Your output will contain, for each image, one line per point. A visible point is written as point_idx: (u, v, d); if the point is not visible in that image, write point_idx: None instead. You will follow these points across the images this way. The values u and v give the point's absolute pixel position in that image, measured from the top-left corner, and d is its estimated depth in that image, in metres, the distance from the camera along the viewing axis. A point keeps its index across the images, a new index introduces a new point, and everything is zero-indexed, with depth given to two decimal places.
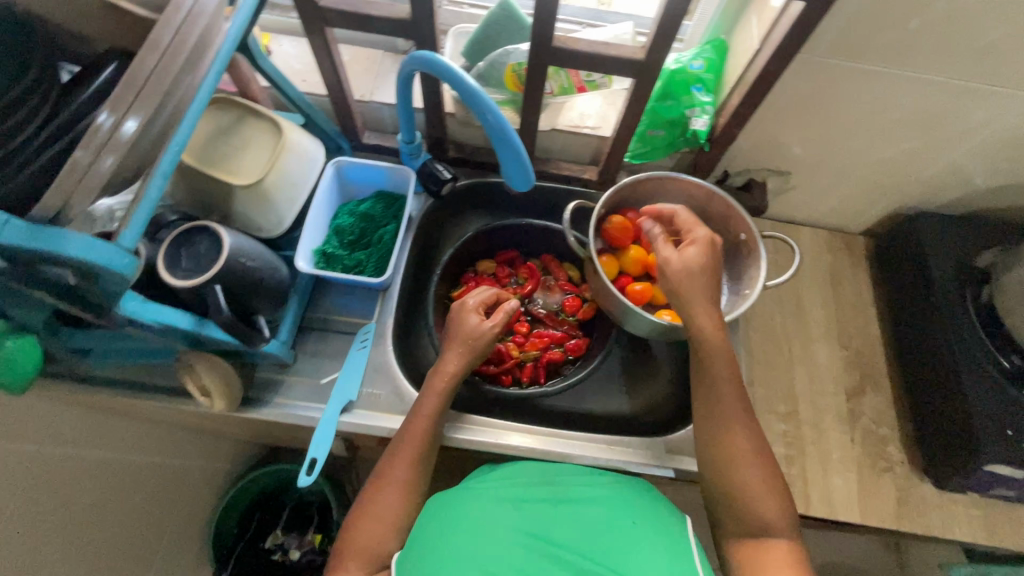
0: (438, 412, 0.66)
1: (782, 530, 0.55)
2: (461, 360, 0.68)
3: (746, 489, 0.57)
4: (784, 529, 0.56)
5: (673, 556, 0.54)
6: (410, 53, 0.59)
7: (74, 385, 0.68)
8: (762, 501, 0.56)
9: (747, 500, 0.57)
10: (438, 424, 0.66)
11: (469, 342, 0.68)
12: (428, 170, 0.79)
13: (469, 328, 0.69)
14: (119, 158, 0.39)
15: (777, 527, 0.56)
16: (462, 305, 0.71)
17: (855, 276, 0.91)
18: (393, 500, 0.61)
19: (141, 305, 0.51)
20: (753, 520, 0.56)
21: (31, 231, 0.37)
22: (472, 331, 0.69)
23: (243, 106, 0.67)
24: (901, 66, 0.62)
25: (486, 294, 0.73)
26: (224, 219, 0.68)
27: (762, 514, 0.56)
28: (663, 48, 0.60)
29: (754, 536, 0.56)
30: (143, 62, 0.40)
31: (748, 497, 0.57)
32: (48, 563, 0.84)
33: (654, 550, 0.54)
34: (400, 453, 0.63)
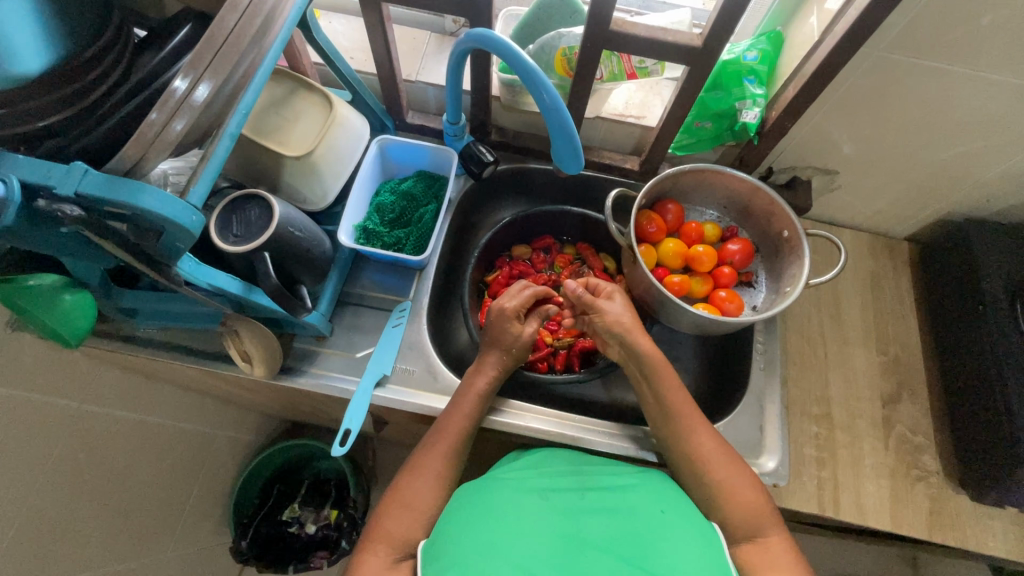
0: (471, 405, 0.67)
1: (772, 525, 0.57)
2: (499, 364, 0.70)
3: (730, 490, 0.59)
4: (772, 525, 0.57)
5: (706, 547, 0.54)
6: (466, 31, 0.59)
7: (117, 343, 0.70)
8: (749, 499, 0.59)
9: (735, 500, 0.59)
10: (469, 404, 0.67)
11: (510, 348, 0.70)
12: (471, 151, 0.77)
13: (507, 334, 0.70)
14: (190, 121, 0.39)
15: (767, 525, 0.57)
16: (500, 309, 0.71)
17: (897, 281, 0.89)
18: (424, 486, 0.61)
19: (197, 267, 0.52)
20: (744, 520, 0.58)
21: (112, 181, 0.38)
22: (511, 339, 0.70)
23: (297, 79, 0.68)
24: (968, 64, 0.61)
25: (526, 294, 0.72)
26: (272, 189, 0.69)
27: (754, 512, 0.58)
28: (722, 36, 0.59)
29: (756, 539, 0.57)
30: (223, 21, 0.40)
31: (734, 498, 0.59)
32: (82, 517, 0.87)
33: (686, 539, 0.54)
34: (439, 438, 0.64)
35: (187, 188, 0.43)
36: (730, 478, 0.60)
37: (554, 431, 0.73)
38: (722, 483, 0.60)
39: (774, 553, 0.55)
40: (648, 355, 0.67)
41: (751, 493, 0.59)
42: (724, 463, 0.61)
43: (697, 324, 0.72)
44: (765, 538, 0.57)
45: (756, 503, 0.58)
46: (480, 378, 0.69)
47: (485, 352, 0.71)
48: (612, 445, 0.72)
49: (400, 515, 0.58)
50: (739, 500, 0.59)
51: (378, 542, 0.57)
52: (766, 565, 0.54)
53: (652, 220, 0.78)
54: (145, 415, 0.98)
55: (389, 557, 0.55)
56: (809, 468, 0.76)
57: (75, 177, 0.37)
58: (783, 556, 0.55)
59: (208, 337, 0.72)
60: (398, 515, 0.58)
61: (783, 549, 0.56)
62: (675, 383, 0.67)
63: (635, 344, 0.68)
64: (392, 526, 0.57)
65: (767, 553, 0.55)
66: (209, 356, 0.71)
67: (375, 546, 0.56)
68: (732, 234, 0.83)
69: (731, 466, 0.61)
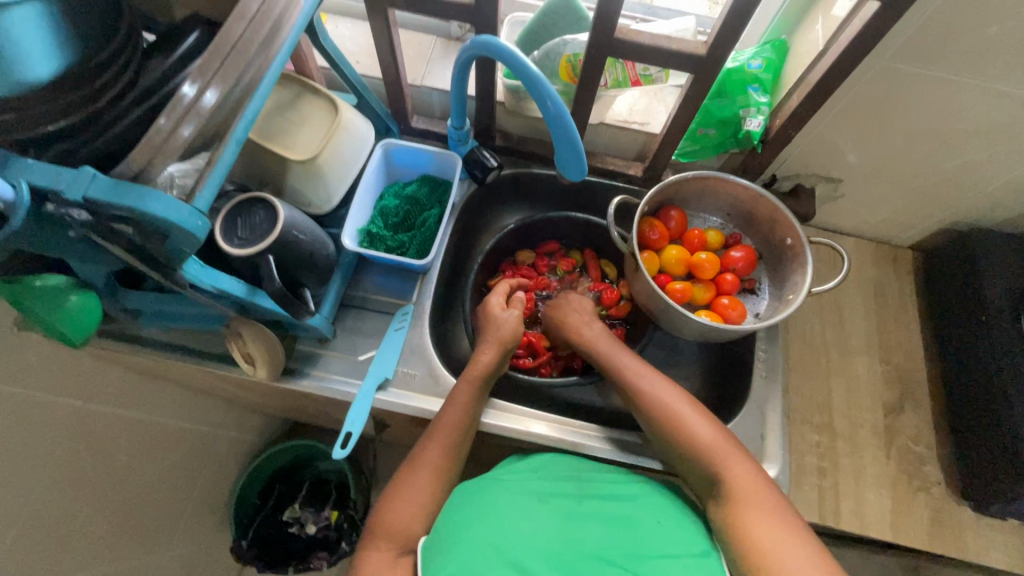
0: (473, 400, 0.67)
1: (730, 457, 0.58)
2: (494, 352, 0.70)
3: (684, 432, 0.61)
4: (729, 458, 0.58)
5: (702, 557, 0.55)
6: (472, 37, 0.59)
7: (122, 344, 0.70)
8: (702, 436, 0.60)
9: (690, 441, 0.60)
10: (472, 410, 0.67)
11: (501, 335, 0.71)
12: (475, 157, 0.78)
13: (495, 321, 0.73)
14: (197, 127, 0.39)
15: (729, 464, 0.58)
16: (487, 302, 0.76)
17: (900, 290, 0.89)
18: (423, 481, 0.61)
19: (202, 270, 0.52)
20: (702, 461, 0.59)
21: (119, 187, 0.38)
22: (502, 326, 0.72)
23: (303, 83, 0.69)
24: (973, 74, 0.61)
25: (505, 289, 0.78)
26: (277, 192, 0.69)
27: (706, 447, 0.59)
28: (726, 45, 0.60)
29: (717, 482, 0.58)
30: (232, 29, 0.41)
31: (688, 440, 0.61)
32: (85, 514, 0.88)
33: (680, 549, 0.55)
34: (436, 436, 0.64)
35: (193, 193, 0.43)
36: (681, 419, 0.62)
37: (555, 438, 0.72)
38: (676, 428, 0.62)
39: (735, 486, 0.56)
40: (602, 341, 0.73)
41: (705, 432, 0.60)
42: (676, 409, 0.63)
43: (699, 332, 0.72)
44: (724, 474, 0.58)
45: (707, 438, 0.60)
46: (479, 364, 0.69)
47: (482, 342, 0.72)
48: (613, 451, 0.71)
49: (400, 511, 0.58)
50: (694, 442, 0.60)
51: (379, 539, 0.56)
52: (732, 505, 0.55)
53: (654, 226, 0.79)
54: (149, 414, 0.98)
55: (390, 553, 0.55)
56: (810, 476, 0.76)
57: (83, 182, 0.38)
58: (743, 488, 0.56)
59: (212, 339, 0.72)
60: (398, 512, 0.58)
61: (745, 481, 0.56)
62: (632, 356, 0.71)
63: (587, 334, 0.74)
64: (392, 524, 0.57)
65: (730, 494, 0.56)
66: (212, 357, 0.72)
67: (375, 542, 0.56)
68: (735, 241, 0.83)
69: (679, 406, 0.63)
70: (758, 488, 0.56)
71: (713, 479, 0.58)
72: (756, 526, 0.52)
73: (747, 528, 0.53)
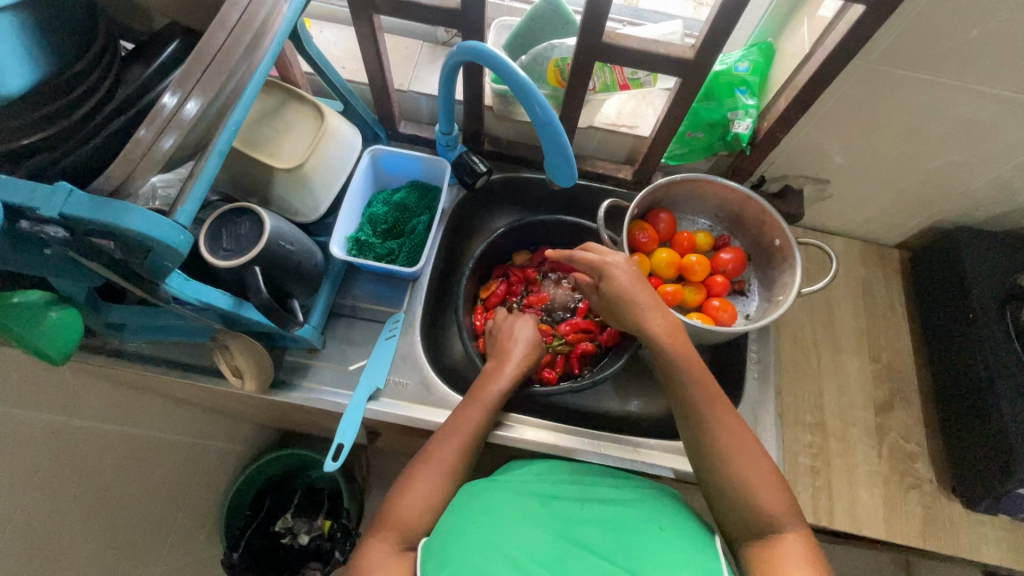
0: (492, 406, 0.67)
1: (788, 518, 0.54)
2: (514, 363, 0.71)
3: (738, 481, 0.56)
4: (786, 517, 0.54)
5: (702, 552, 0.53)
6: (459, 43, 0.58)
7: (107, 359, 0.69)
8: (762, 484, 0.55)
9: (741, 487, 0.55)
10: (486, 418, 0.67)
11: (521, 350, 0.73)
12: (463, 162, 0.77)
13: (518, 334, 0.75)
14: (179, 138, 0.38)
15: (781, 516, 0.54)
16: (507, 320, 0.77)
17: (888, 289, 0.90)
18: (427, 480, 0.61)
19: (186, 283, 0.51)
20: (753, 509, 0.54)
21: (95, 204, 0.37)
22: (523, 338, 0.74)
23: (288, 90, 0.68)
24: (956, 75, 0.61)
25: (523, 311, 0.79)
26: (263, 201, 0.68)
27: (759, 498, 0.54)
28: (712, 50, 0.60)
29: (763, 535, 0.53)
30: (211, 39, 0.39)
31: (741, 490, 0.55)
32: (67, 532, 0.86)
33: (680, 554, 0.53)
34: (451, 436, 0.64)
35: (175, 206, 0.42)
36: (746, 471, 0.56)
37: (549, 443, 0.73)
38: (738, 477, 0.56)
39: (785, 546, 0.51)
40: (661, 330, 0.63)
41: (770, 494, 0.55)
42: (744, 458, 0.57)
43: (690, 334, 0.72)
44: (777, 533, 0.53)
45: (768, 492, 0.55)
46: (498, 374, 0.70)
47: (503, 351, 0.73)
48: (605, 456, 0.72)
49: (397, 511, 0.59)
50: (747, 488, 0.55)
51: (376, 539, 0.57)
52: (772, 558, 0.51)
53: (643, 228, 0.79)
54: (133, 428, 0.96)
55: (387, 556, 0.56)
56: (804, 477, 0.76)
57: (59, 199, 0.36)
58: (793, 548, 0.51)
59: (198, 351, 0.71)
60: (395, 514, 0.58)
61: (798, 544, 0.52)
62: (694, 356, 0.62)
63: (649, 319, 0.64)
64: (391, 525, 0.58)
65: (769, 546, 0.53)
66: (198, 371, 0.70)
67: (373, 543, 0.57)
68: (724, 242, 0.83)
69: (744, 453, 0.57)
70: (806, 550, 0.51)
71: (761, 531, 0.54)
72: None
73: None
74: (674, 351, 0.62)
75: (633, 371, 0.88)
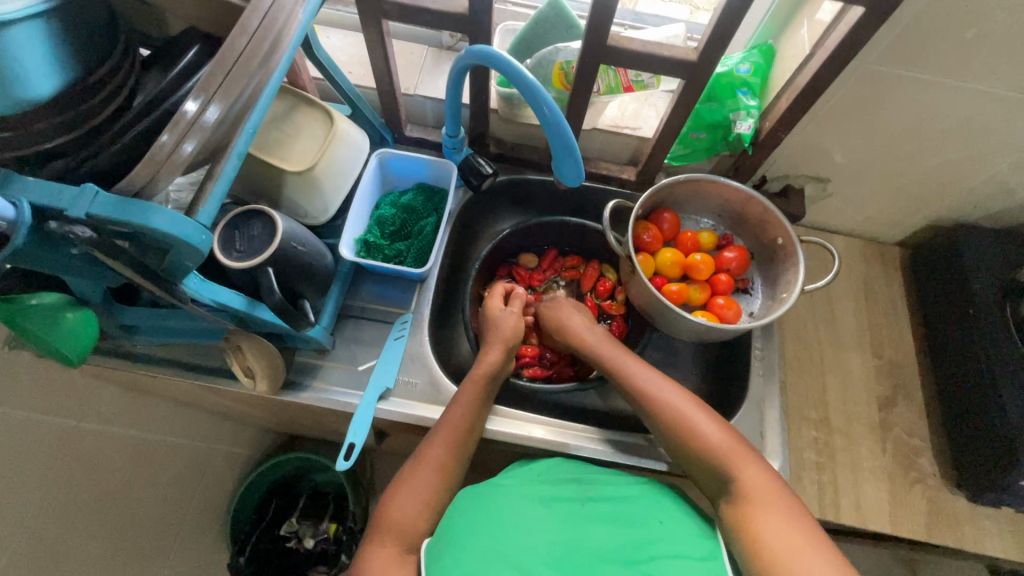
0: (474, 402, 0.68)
1: (745, 466, 0.58)
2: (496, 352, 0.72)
3: (709, 450, 0.59)
4: (744, 464, 0.58)
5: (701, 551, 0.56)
6: (467, 47, 0.60)
7: (119, 362, 0.69)
8: (717, 448, 0.59)
9: (708, 457, 0.59)
10: (473, 414, 0.67)
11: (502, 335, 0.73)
12: (470, 164, 0.78)
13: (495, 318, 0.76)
14: (200, 142, 0.39)
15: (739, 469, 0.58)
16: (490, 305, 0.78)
17: (889, 287, 0.91)
18: (429, 475, 0.62)
19: (201, 283, 0.52)
20: (719, 473, 0.59)
21: (122, 203, 0.38)
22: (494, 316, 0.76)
23: (298, 95, 0.69)
24: (953, 75, 0.63)
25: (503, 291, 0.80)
26: (274, 203, 0.69)
27: (725, 457, 0.59)
28: (716, 52, 0.61)
29: None
30: (233, 43, 0.40)
31: (713, 457, 0.59)
32: None
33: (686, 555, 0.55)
34: (440, 433, 0.65)
35: (196, 208, 0.44)
36: (716, 437, 0.60)
37: (558, 441, 0.73)
38: (712, 445, 0.60)
39: (751, 495, 0.56)
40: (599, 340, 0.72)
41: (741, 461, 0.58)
42: (711, 428, 0.61)
43: (696, 332, 0.73)
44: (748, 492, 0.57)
45: (727, 450, 0.59)
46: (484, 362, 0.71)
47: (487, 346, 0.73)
48: (613, 454, 0.72)
49: (406, 507, 0.59)
50: (716, 453, 0.59)
51: (387, 534, 0.58)
52: (745, 512, 0.55)
53: (648, 229, 0.80)
54: (140, 431, 0.97)
55: (397, 550, 0.57)
56: (809, 472, 0.77)
57: (86, 200, 0.37)
58: (759, 494, 0.56)
59: (210, 352, 0.72)
60: (406, 510, 0.59)
61: (758, 486, 0.56)
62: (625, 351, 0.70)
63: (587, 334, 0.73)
64: (401, 519, 0.58)
65: (746, 499, 0.56)
66: (209, 371, 0.71)
67: (383, 537, 0.58)
68: (728, 241, 0.84)
69: (710, 424, 0.61)
70: (774, 491, 0.56)
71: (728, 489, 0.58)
72: (773, 537, 0.52)
73: (759, 535, 0.53)
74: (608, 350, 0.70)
75: None
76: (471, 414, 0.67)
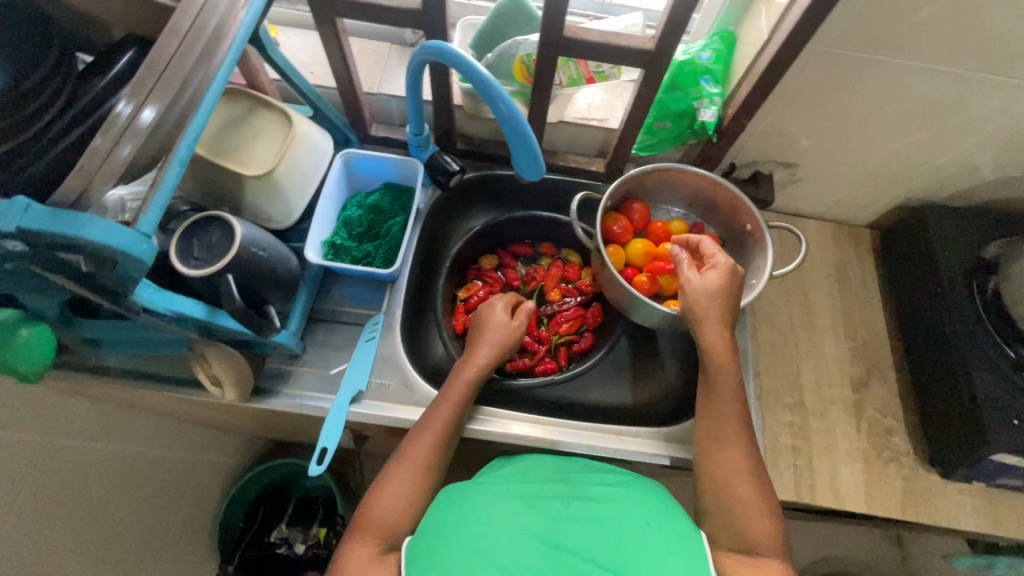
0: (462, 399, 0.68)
1: (755, 516, 0.57)
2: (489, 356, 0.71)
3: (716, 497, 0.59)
4: (748, 514, 0.57)
5: (688, 556, 0.53)
6: (421, 43, 0.59)
7: (85, 376, 0.68)
8: (741, 492, 0.58)
9: (715, 503, 0.59)
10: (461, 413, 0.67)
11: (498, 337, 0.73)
12: (436, 161, 0.77)
13: (495, 323, 0.74)
14: (136, 147, 0.39)
15: (752, 516, 0.57)
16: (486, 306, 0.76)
17: (861, 270, 0.92)
18: (405, 479, 0.61)
19: (157, 293, 0.51)
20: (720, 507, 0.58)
21: (54, 214, 0.37)
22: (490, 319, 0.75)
23: (255, 97, 0.68)
24: (908, 55, 0.63)
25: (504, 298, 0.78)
26: (235, 209, 0.68)
27: (745, 509, 0.57)
28: (672, 40, 0.60)
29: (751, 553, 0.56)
30: (164, 48, 0.40)
31: (719, 504, 0.58)
32: (56, 552, 0.85)
33: (668, 558, 0.52)
34: (426, 430, 0.65)
35: (137, 216, 0.42)
36: (742, 491, 0.58)
37: (535, 437, 0.73)
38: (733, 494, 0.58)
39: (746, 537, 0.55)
40: (717, 341, 0.63)
41: (757, 519, 0.57)
42: (733, 472, 0.60)
43: (667, 321, 0.73)
44: (761, 557, 0.55)
45: (750, 496, 0.58)
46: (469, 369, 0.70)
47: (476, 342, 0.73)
48: (591, 446, 0.72)
49: (381, 515, 0.59)
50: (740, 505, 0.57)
51: (361, 545, 0.57)
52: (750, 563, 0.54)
53: (619, 220, 0.80)
54: (119, 445, 0.96)
55: (372, 559, 0.56)
56: (786, 456, 0.77)
57: (17, 212, 0.36)
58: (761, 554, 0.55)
59: (178, 363, 0.71)
60: (380, 518, 0.58)
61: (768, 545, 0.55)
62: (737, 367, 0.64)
63: (710, 328, 0.63)
64: (375, 528, 0.58)
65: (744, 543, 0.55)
66: (178, 383, 0.70)
67: (357, 547, 0.57)
68: (698, 230, 0.84)
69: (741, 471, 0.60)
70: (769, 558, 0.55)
71: (727, 539, 0.57)
72: None
73: None
74: (719, 360, 0.63)
75: (613, 363, 0.88)
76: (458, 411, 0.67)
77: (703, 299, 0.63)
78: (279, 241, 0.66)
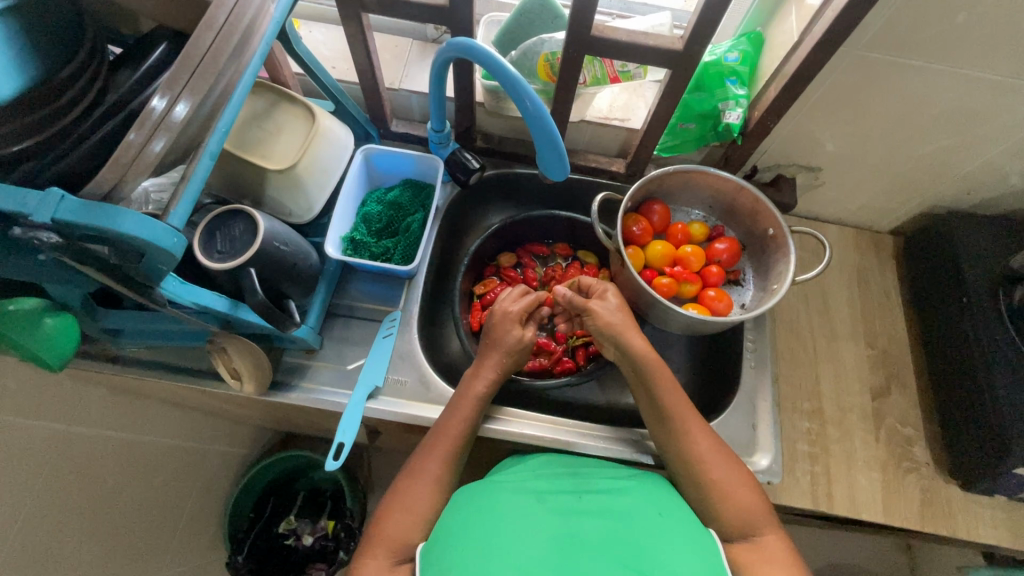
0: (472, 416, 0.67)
1: (764, 521, 0.57)
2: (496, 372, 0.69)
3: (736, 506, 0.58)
4: (765, 522, 0.57)
5: (704, 549, 0.52)
6: (448, 39, 0.58)
7: (105, 365, 0.69)
8: (742, 499, 0.58)
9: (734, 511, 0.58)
10: (471, 426, 0.66)
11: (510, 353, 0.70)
12: (456, 159, 0.78)
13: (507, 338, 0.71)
14: (170, 140, 0.38)
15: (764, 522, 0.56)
16: (506, 313, 0.72)
17: (882, 277, 0.90)
18: (424, 491, 0.61)
19: (180, 286, 0.52)
20: (740, 518, 0.57)
21: (86, 205, 0.37)
22: (510, 343, 0.70)
23: (278, 91, 0.68)
24: (943, 60, 0.61)
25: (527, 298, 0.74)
26: (256, 203, 0.68)
27: (750, 511, 0.57)
28: (701, 41, 0.60)
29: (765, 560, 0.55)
30: (199, 41, 0.39)
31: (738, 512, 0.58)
32: (71, 537, 0.86)
33: (683, 548, 0.51)
34: (435, 446, 0.64)
35: (168, 209, 0.42)
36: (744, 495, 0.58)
37: (548, 437, 0.72)
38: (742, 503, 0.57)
39: (767, 548, 0.54)
40: (643, 348, 0.66)
41: (767, 525, 0.57)
42: (734, 476, 0.59)
43: (685, 324, 0.72)
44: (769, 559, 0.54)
45: (750, 502, 0.58)
46: (479, 383, 0.69)
47: (485, 354, 0.71)
48: (606, 448, 0.72)
49: (400, 518, 0.58)
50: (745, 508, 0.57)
51: (378, 547, 0.56)
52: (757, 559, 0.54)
53: (638, 221, 0.79)
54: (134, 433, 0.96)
55: (388, 562, 0.55)
56: (802, 463, 0.76)
57: (51, 204, 0.36)
58: (777, 555, 0.54)
59: (197, 353, 0.71)
60: (398, 520, 0.58)
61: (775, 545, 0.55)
62: (671, 376, 0.66)
63: (629, 337, 0.67)
64: (393, 531, 0.57)
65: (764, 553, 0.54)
66: (196, 373, 0.70)
67: (375, 549, 0.56)
68: (718, 233, 0.84)
69: (734, 476, 0.60)
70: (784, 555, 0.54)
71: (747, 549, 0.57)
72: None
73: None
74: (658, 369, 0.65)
75: None
76: (468, 428, 0.66)
77: (607, 317, 0.68)
78: (298, 237, 0.66)
